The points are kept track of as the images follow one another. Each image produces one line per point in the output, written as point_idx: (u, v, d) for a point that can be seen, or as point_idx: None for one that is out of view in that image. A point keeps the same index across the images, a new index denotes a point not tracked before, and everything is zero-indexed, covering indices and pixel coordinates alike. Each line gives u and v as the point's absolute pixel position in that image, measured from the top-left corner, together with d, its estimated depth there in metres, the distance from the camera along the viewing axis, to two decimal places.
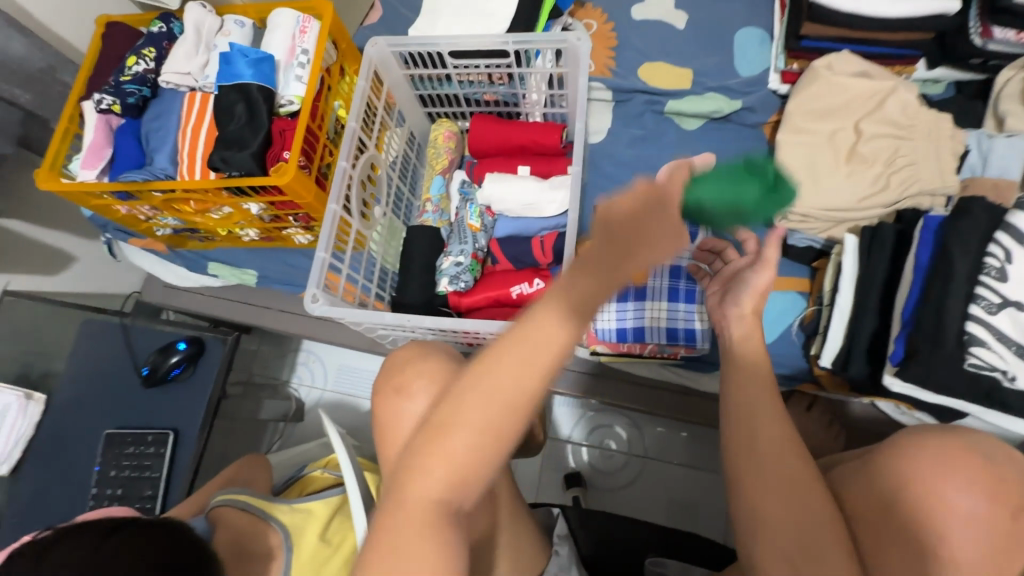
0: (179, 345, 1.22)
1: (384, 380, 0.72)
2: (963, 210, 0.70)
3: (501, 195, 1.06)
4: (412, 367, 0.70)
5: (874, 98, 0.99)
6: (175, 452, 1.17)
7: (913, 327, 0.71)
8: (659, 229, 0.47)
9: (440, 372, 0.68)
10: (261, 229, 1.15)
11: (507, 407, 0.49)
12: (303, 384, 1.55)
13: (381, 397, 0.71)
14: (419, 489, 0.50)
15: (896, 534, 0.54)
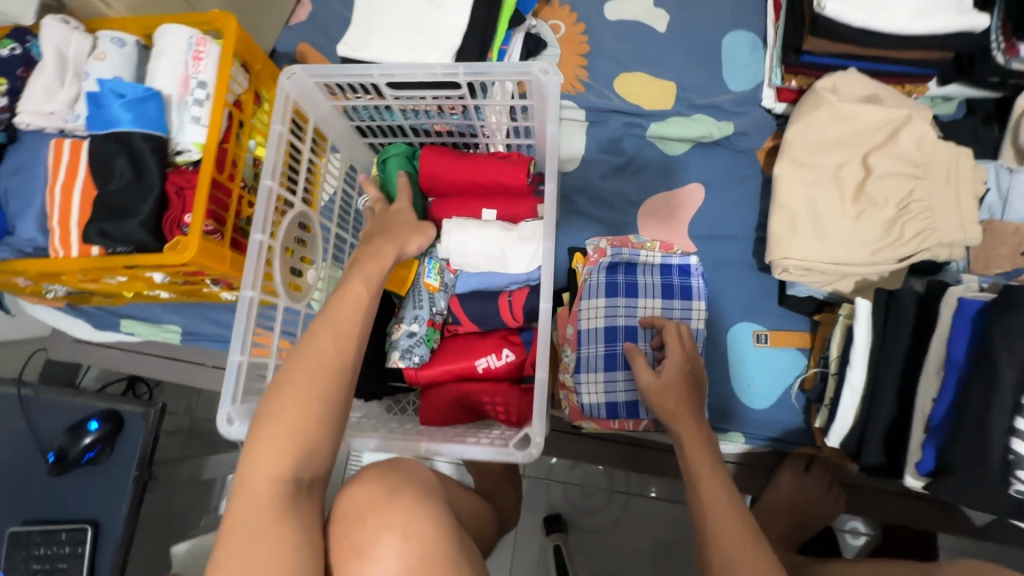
0: (91, 425, 1.04)
1: (343, 535, 0.62)
2: (1011, 302, 0.58)
3: (463, 247, 0.89)
4: (374, 518, 0.61)
5: (885, 127, 0.86)
6: (96, 550, 1.02)
7: (948, 435, 0.61)
8: (400, 225, 0.80)
9: (412, 521, 0.60)
10: (176, 291, 0.96)
11: (320, 377, 0.60)
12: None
13: (341, 560, 0.61)
14: (261, 470, 0.56)
15: None
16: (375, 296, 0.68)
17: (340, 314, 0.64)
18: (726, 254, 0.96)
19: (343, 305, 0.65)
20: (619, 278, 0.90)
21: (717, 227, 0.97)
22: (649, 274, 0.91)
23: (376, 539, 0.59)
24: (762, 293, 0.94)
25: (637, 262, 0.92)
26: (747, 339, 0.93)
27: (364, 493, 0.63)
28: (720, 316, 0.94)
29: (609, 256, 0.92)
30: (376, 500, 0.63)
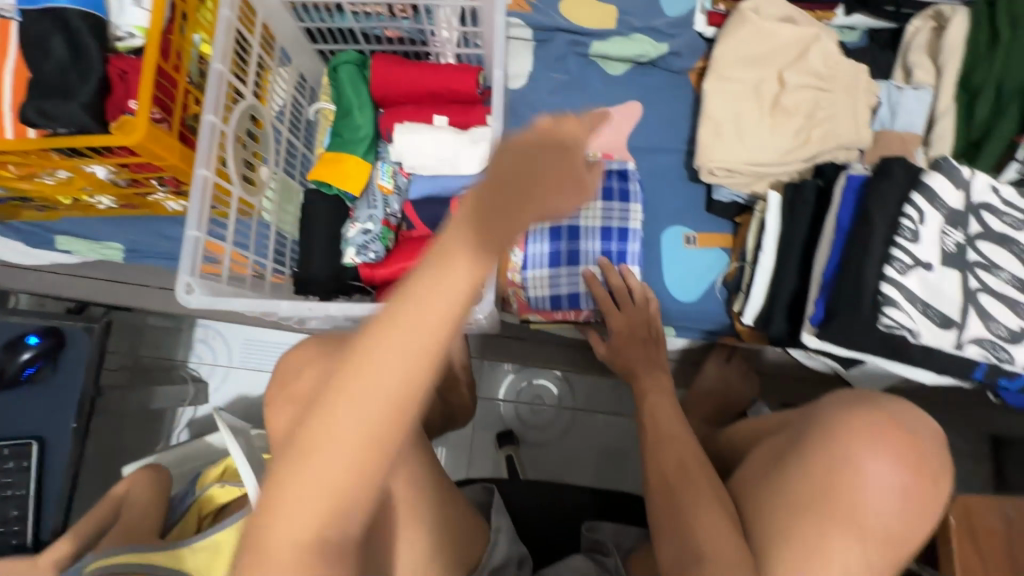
0: (29, 340, 1.02)
1: (286, 391, 0.63)
2: (885, 171, 0.70)
3: (415, 150, 0.93)
4: (312, 373, 0.62)
5: (798, 46, 0.96)
6: (43, 464, 1.01)
7: (833, 289, 0.72)
8: (556, 164, 0.37)
9: (347, 375, 0.63)
10: (117, 196, 0.94)
11: (372, 438, 0.39)
12: (202, 364, 1.39)
13: (283, 409, 0.62)
14: (279, 532, 0.40)
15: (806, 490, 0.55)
16: (475, 292, 0.39)
17: (428, 301, 0.38)
18: (659, 165, 1.05)
19: (418, 305, 0.38)
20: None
21: (652, 141, 1.06)
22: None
23: (312, 390, 0.61)
24: (691, 200, 1.04)
25: None
26: (677, 241, 1.03)
27: (302, 354, 0.65)
28: (653, 220, 1.04)
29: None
30: (319, 362, 0.64)
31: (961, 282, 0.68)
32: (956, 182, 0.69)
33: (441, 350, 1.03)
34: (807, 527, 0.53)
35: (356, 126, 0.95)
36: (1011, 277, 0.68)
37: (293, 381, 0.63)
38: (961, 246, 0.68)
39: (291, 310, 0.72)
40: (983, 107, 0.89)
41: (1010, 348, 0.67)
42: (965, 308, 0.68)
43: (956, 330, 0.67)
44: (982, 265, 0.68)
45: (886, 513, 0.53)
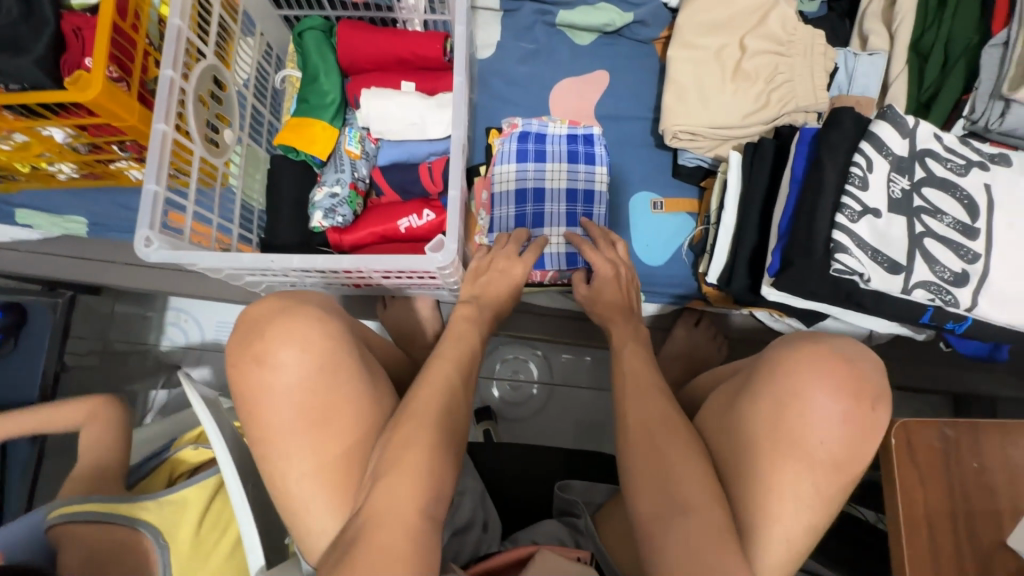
0: None
1: (240, 346, 0.57)
2: (834, 121, 0.73)
3: (381, 114, 0.92)
4: (276, 328, 0.56)
5: (757, 12, 0.98)
6: None
7: (788, 238, 0.74)
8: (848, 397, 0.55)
9: (313, 331, 0.57)
10: (78, 163, 0.92)
11: (446, 409, 0.61)
12: (175, 346, 1.37)
13: (238, 368, 0.56)
14: (377, 536, 0.50)
15: (766, 440, 0.55)
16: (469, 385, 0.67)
17: (449, 404, 0.62)
18: (626, 133, 1.08)
19: (431, 408, 0.60)
20: (529, 146, 0.96)
21: (619, 109, 1.08)
22: (558, 142, 0.98)
23: (276, 348, 0.55)
24: (657, 166, 1.07)
25: (547, 133, 0.98)
26: (645, 207, 1.05)
27: (261, 309, 0.58)
28: (621, 187, 1.06)
29: (521, 125, 0.97)
30: (283, 318, 0.57)
31: (908, 228, 0.70)
32: (902, 131, 0.72)
33: (413, 319, 1.03)
34: (765, 462, 0.55)
35: (322, 91, 0.95)
36: (954, 221, 0.70)
37: (249, 337, 0.57)
38: (906, 193, 0.70)
39: (253, 263, 0.72)
40: (933, 69, 0.92)
41: (954, 290, 0.69)
42: (912, 253, 0.70)
43: (903, 274, 0.69)
44: (927, 211, 0.70)
45: (831, 441, 0.54)
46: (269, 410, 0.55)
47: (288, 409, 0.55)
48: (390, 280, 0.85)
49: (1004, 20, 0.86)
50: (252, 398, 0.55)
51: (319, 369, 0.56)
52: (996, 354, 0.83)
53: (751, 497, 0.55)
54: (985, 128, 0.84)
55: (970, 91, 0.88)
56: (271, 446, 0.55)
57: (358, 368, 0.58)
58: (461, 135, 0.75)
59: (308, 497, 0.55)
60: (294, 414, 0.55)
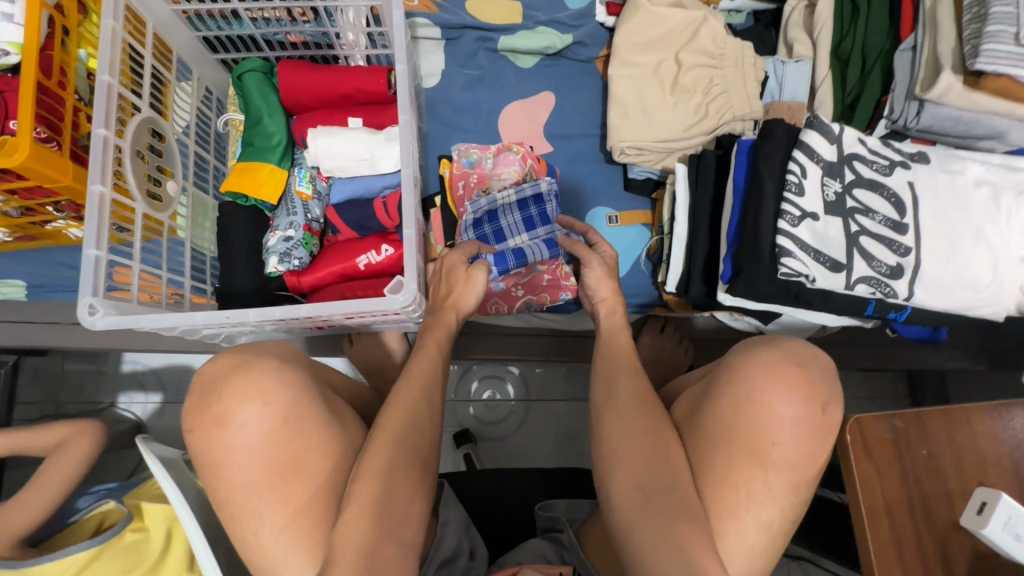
0: None
1: (197, 407, 0.54)
2: (768, 132, 0.77)
3: (331, 152, 0.92)
4: (231, 386, 0.54)
5: (689, 27, 1.03)
6: None
7: (736, 246, 0.77)
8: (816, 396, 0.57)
9: (273, 386, 0.54)
10: (10, 226, 0.88)
11: (414, 447, 0.60)
12: (134, 402, 1.32)
13: (195, 430, 0.53)
14: None
15: (736, 447, 0.56)
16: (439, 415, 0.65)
17: (419, 439, 0.61)
18: (576, 150, 1.10)
19: (399, 448, 0.58)
20: (486, 229, 0.97)
21: (568, 128, 1.10)
22: (510, 213, 0.97)
23: (234, 409, 0.53)
24: (609, 181, 1.09)
25: (496, 202, 0.97)
26: (601, 222, 1.07)
27: (218, 366, 0.56)
28: (576, 204, 1.08)
29: (469, 213, 0.97)
30: (241, 373, 0.55)
31: (845, 227, 0.74)
32: (829, 138, 0.76)
33: (381, 352, 1.02)
34: (731, 465, 0.56)
35: (267, 134, 0.94)
36: (885, 219, 0.74)
37: (205, 396, 0.54)
38: (839, 195, 0.74)
39: (205, 321, 0.70)
40: (854, 72, 0.98)
41: (892, 282, 0.74)
42: (852, 250, 0.74)
43: (846, 272, 0.73)
44: (860, 211, 0.74)
45: (787, 444, 0.55)
46: (232, 472, 0.53)
47: (253, 468, 0.53)
48: (352, 320, 0.84)
49: (910, 26, 0.92)
50: (212, 462, 0.53)
51: (281, 421, 0.53)
52: (937, 335, 0.88)
53: (720, 500, 0.56)
54: (905, 127, 0.91)
55: (888, 93, 0.94)
56: (236, 507, 0.53)
57: (322, 419, 0.56)
58: (412, 169, 0.75)
59: (280, 554, 0.53)
60: (259, 473, 0.53)
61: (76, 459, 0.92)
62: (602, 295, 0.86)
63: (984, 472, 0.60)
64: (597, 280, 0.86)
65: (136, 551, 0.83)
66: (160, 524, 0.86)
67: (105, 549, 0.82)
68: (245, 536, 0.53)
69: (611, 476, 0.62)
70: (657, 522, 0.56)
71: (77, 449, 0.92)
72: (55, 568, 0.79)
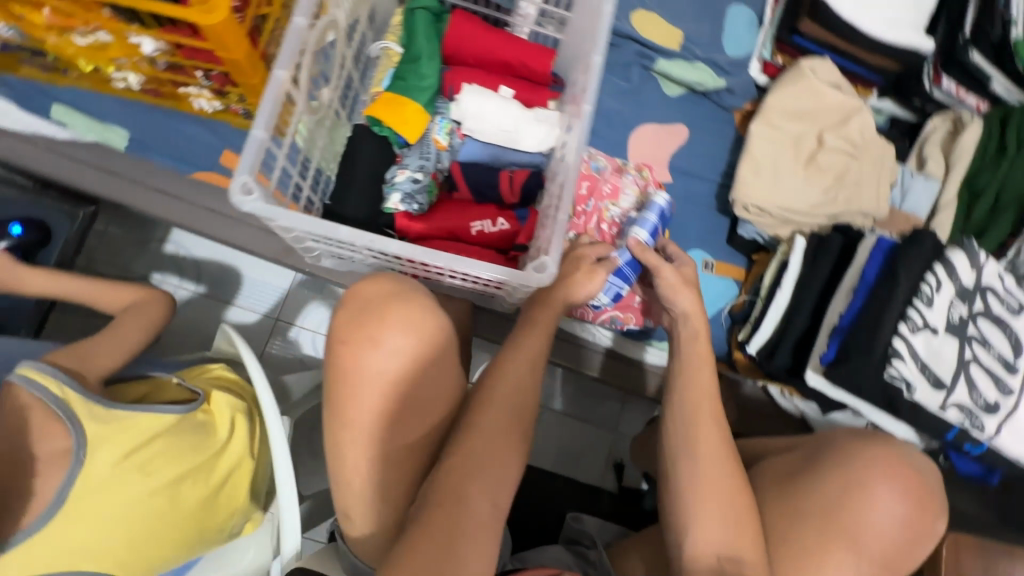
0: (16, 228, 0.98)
1: (347, 319, 0.54)
2: (916, 238, 0.78)
3: (479, 113, 0.91)
4: (387, 309, 0.54)
5: (842, 112, 1.05)
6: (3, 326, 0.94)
7: (848, 334, 0.79)
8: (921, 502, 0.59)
9: (425, 323, 0.54)
10: (147, 76, 0.86)
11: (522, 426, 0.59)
12: (167, 281, 1.41)
13: (343, 341, 0.53)
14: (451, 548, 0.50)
15: (826, 523, 0.59)
16: None
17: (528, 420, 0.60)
18: (692, 190, 1.11)
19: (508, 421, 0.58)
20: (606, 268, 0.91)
21: (692, 166, 1.11)
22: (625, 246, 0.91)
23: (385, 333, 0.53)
24: (715, 229, 1.10)
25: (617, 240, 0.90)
26: (696, 264, 1.08)
27: (373, 286, 0.55)
28: (678, 241, 1.09)
29: None
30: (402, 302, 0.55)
31: (959, 351, 0.76)
32: (972, 263, 0.78)
33: None
34: (813, 544, 0.58)
35: (420, 74, 0.92)
36: (997, 354, 0.77)
37: (362, 315, 0.54)
38: (963, 319, 0.76)
39: (347, 236, 0.68)
40: (982, 207, 1.01)
41: (983, 416, 0.76)
42: (957, 374, 0.76)
43: (946, 392, 0.75)
44: (977, 340, 0.77)
45: (877, 536, 0.58)
46: (362, 392, 0.53)
47: (382, 395, 0.53)
48: (451, 279, 0.83)
49: None
50: (347, 377, 0.53)
51: (424, 362, 0.54)
52: (989, 479, 0.90)
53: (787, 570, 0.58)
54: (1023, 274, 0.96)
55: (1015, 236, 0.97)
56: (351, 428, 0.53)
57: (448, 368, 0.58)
58: (582, 154, 0.72)
59: (377, 481, 0.54)
60: (387, 402, 0.53)
61: (149, 322, 0.93)
62: (681, 309, 0.74)
63: None
64: (670, 289, 0.75)
65: (204, 432, 0.85)
66: (227, 410, 0.89)
67: (179, 422, 0.84)
68: (346, 453, 0.54)
69: (688, 519, 0.62)
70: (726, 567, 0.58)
71: (150, 311, 0.94)
72: (135, 427, 0.79)
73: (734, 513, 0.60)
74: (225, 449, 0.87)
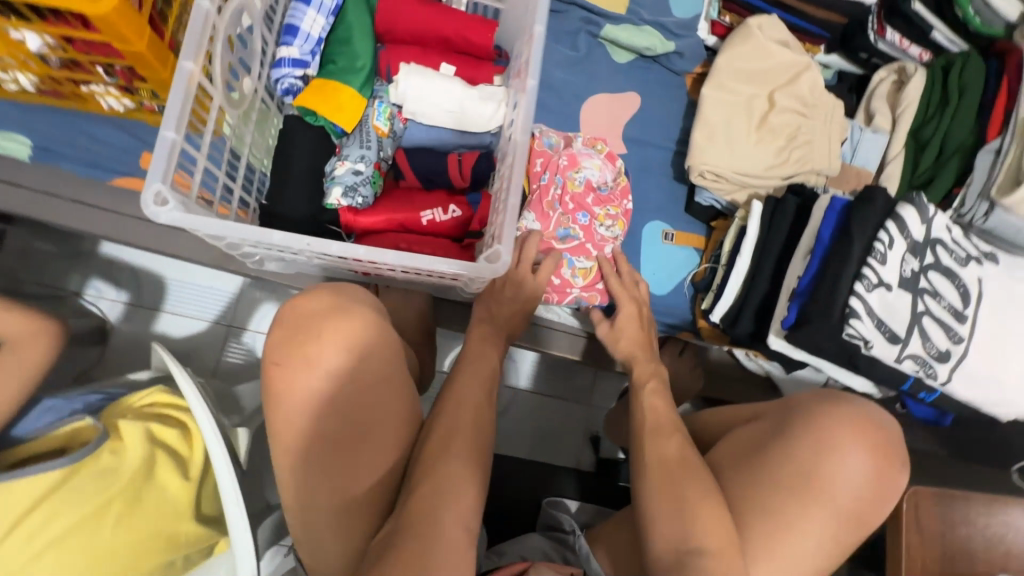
0: None
1: (285, 339, 0.54)
2: (867, 197, 0.79)
3: (423, 94, 0.85)
4: (328, 324, 0.54)
5: (791, 70, 1.03)
6: None
7: (807, 297, 0.79)
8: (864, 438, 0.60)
9: (367, 339, 0.55)
10: (42, 77, 0.77)
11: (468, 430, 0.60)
12: (101, 298, 1.21)
13: (280, 364, 0.54)
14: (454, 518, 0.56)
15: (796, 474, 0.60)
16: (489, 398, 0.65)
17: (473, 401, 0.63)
18: (648, 159, 1.09)
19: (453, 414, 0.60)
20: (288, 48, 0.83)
21: (646, 135, 1.09)
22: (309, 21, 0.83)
23: (323, 351, 0.53)
24: (673, 198, 1.09)
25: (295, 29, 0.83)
26: (656, 236, 1.07)
27: (318, 298, 0.56)
28: (636, 214, 1.07)
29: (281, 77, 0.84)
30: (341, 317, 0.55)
31: (912, 305, 0.77)
32: (922, 217, 0.79)
33: (409, 314, 0.96)
34: (774, 504, 0.59)
35: (353, 55, 0.85)
36: (949, 305, 0.78)
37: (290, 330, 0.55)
38: (915, 273, 0.78)
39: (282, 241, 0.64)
40: (928, 157, 1.02)
41: (936, 365, 0.78)
42: (910, 328, 0.78)
43: (900, 346, 0.77)
44: (929, 292, 0.78)
45: (851, 492, 0.59)
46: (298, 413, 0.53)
47: (324, 413, 0.54)
48: (407, 275, 0.80)
49: (997, 128, 0.97)
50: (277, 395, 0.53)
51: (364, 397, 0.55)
52: (941, 420, 0.93)
53: (765, 564, 0.58)
54: (968, 222, 0.97)
55: (958, 186, 0.99)
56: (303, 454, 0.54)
57: (394, 372, 0.57)
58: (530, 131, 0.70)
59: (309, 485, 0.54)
60: (326, 418, 0.54)
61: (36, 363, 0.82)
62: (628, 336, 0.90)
63: None
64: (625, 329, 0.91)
65: (118, 471, 0.75)
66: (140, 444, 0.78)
67: (77, 470, 0.73)
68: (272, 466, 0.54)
69: (651, 511, 0.62)
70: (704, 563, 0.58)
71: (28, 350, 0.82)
72: (23, 490, 0.69)
73: (708, 507, 0.59)
74: (151, 479, 0.77)
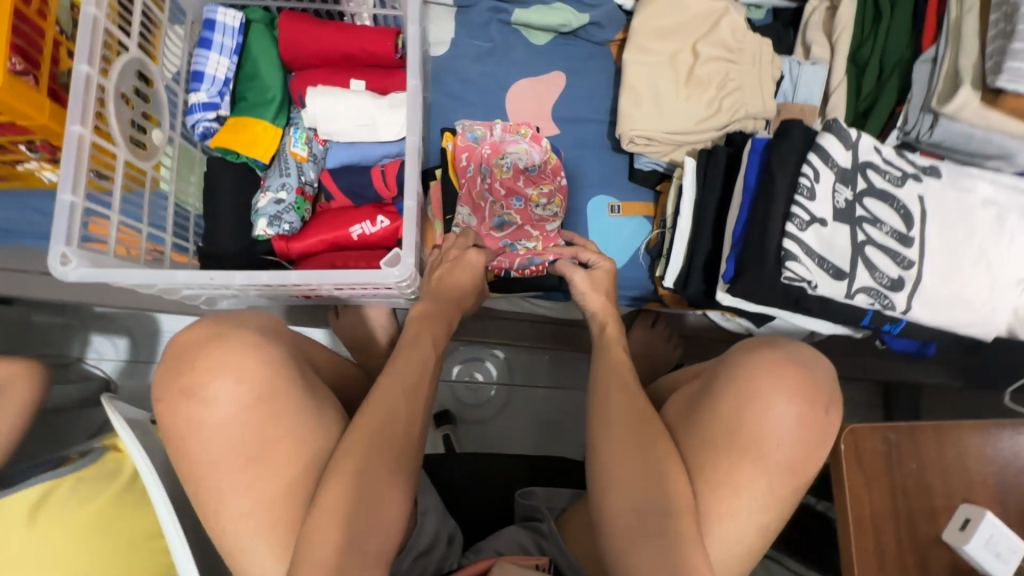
0: None
1: (173, 376, 0.56)
2: (784, 132, 0.77)
3: (331, 114, 0.87)
4: (205, 355, 0.56)
5: (709, 17, 1.00)
6: None
7: (741, 246, 0.76)
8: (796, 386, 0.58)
9: (249, 367, 0.55)
10: None
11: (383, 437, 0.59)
12: (104, 359, 1.14)
13: (167, 398, 0.55)
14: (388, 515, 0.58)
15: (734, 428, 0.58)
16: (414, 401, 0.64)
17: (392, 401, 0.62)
18: (582, 135, 1.07)
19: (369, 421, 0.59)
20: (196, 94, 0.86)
21: (576, 111, 1.07)
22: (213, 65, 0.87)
23: (208, 381, 0.54)
24: (615, 169, 1.07)
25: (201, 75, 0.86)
26: (602, 210, 1.05)
27: (203, 329, 0.58)
28: (579, 192, 1.06)
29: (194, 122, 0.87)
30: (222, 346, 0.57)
31: (851, 236, 0.74)
32: (845, 144, 0.76)
33: (363, 330, 0.96)
34: (707, 464, 0.57)
35: (263, 88, 0.88)
36: (892, 231, 0.75)
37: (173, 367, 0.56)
38: (849, 203, 0.75)
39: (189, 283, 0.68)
40: (869, 80, 0.97)
41: (891, 294, 0.74)
42: (854, 260, 0.74)
43: (847, 280, 0.73)
44: (867, 220, 0.75)
45: (785, 443, 0.57)
46: (198, 446, 0.54)
47: (227, 441, 0.54)
48: (341, 291, 0.81)
49: (932, 36, 0.92)
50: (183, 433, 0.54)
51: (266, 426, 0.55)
52: (925, 350, 0.88)
53: (708, 526, 0.56)
54: (916, 139, 0.91)
55: (902, 103, 0.94)
56: (212, 482, 0.54)
57: (297, 394, 0.57)
58: None
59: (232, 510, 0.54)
60: (229, 447, 0.54)
61: None
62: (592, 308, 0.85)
63: (971, 490, 0.70)
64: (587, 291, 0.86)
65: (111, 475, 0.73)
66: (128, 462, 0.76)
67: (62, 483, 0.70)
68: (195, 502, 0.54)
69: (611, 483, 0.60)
70: (653, 535, 0.56)
71: None
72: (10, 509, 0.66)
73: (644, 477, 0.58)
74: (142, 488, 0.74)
